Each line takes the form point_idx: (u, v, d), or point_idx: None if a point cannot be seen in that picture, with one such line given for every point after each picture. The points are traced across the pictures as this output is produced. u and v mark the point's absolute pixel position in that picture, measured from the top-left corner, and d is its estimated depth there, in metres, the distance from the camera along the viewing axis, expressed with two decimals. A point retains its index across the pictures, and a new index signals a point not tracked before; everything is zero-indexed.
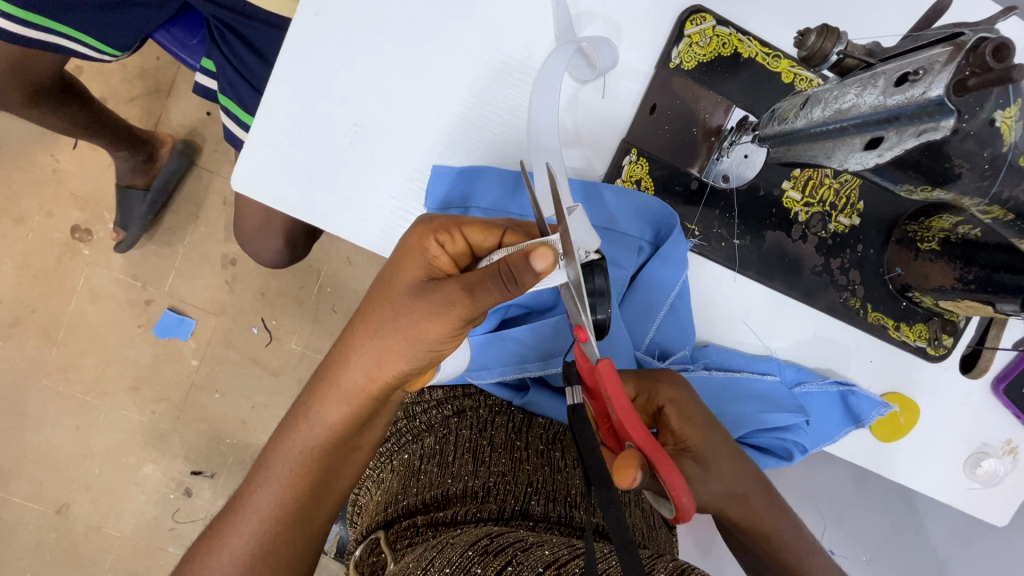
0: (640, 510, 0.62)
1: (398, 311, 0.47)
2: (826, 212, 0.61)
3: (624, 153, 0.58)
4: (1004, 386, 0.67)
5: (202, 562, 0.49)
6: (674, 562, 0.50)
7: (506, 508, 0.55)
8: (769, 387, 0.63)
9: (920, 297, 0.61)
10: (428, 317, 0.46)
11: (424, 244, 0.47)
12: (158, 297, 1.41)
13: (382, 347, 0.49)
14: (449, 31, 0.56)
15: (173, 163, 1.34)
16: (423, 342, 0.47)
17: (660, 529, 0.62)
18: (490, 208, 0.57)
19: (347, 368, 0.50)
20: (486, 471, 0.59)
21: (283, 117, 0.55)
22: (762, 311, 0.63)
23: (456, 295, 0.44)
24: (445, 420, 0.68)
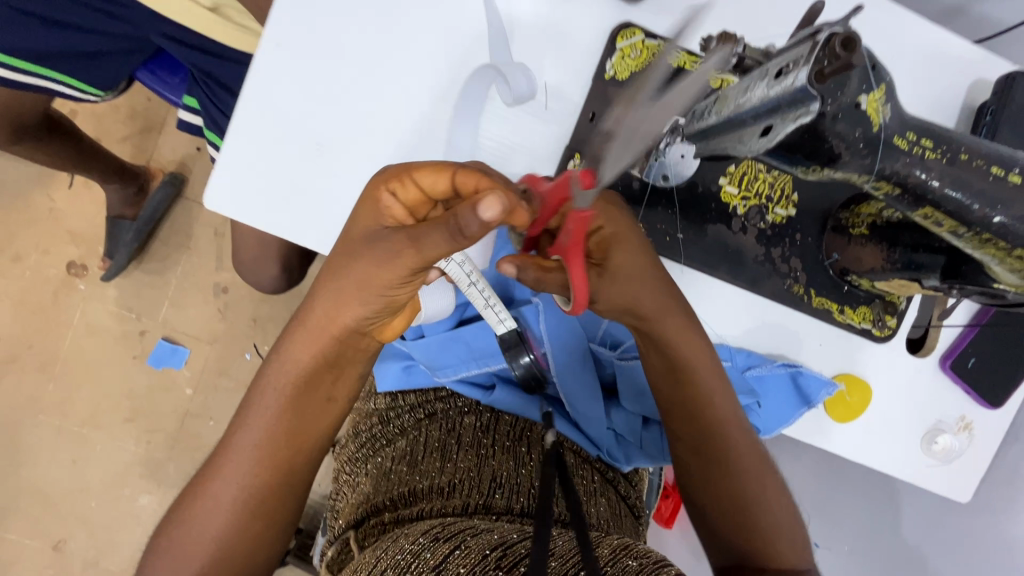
0: (606, 500, 0.64)
1: (356, 259, 0.48)
2: (763, 205, 0.65)
3: (568, 158, 0.62)
4: (950, 362, 0.69)
5: (186, 511, 0.55)
6: (622, 540, 0.55)
7: (470, 502, 0.57)
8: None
9: (858, 279, 0.65)
10: (383, 264, 0.46)
11: (379, 194, 0.48)
12: (152, 328, 1.45)
13: (339, 294, 0.50)
14: (401, 55, 0.61)
15: (160, 194, 1.40)
16: (375, 288, 0.48)
17: (626, 521, 0.64)
18: None
19: (311, 311, 0.52)
20: (451, 467, 0.62)
21: (250, 140, 0.60)
22: (709, 300, 0.66)
23: (409, 245, 0.45)
24: (417, 423, 0.71)
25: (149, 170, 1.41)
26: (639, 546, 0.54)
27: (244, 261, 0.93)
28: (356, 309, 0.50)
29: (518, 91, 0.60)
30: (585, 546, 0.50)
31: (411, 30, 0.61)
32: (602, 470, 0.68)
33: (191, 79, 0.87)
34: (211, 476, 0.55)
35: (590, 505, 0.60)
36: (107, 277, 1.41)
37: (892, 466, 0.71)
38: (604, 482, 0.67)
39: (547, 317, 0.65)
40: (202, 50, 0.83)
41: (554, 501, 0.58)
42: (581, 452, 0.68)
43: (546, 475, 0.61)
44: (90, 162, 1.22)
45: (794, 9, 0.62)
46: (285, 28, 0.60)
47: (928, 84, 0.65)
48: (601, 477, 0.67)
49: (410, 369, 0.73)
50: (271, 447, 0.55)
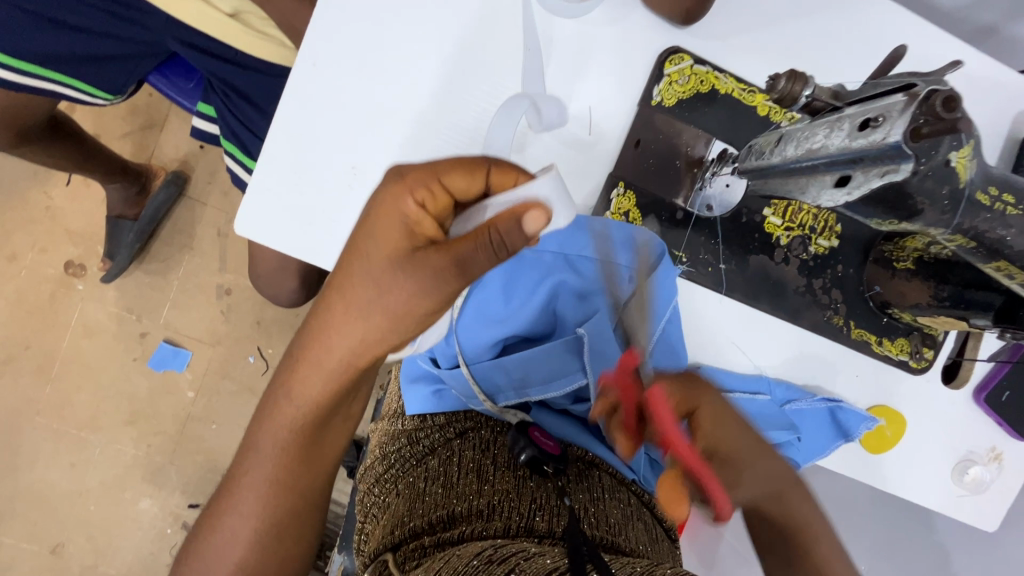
0: (643, 524, 0.62)
1: (379, 287, 0.46)
2: (805, 235, 0.64)
3: (612, 186, 0.61)
4: (985, 395, 0.69)
5: (207, 541, 0.53)
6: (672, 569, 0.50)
7: (512, 523, 0.56)
8: (761, 406, 0.65)
9: (899, 313, 0.64)
10: (421, 291, 0.45)
11: (404, 204, 0.45)
12: (154, 330, 1.41)
13: (366, 327, 0.47)
14: (442, 76, 0.59)
15: (162, 193, 1.35)
16: (413, 318, 0.46)
17: (664, 544, 0.63)
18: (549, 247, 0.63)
19: (329, 346, 0.49)
20: (490, 489, 0.60)
21: (284, 162, 0.58)
22: (750, 331, 0.65)
23: (449, 268, 0.43)
24: (447, 441, 0.69)
25: (152, 169, 1.37)
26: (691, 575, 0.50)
27: (261, 273, 0.91)
28: (375, 331, 0.47)
29: (547, 120, 0.60)
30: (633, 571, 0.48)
31: (452, 50, 0.59)
32: (636, 491, 0.67)
33: (208, 85, 0.83)
34: (229, 507, 0.53)
35: (630, 528, 0.59)
36: (107, 278, 1.37)
37: (922, 495, 0.71)
38: (639, 505, 0.65)
39: (591, 347, 0.62)
40: (220, 56, 0.80)
41: (596, 524, 0.56)
42: (616, 473, 0.67)
43: (585, 498, 0.59)
44: (92, 162, 1.18)
45: (844, 35, 0.61)
46: (323, 45, 0.57)
47: (976, 115, 0.64)
48: (637, 499, 0.66)
49: (440, 392, 0.73)
50: (288, 471, 0.54)
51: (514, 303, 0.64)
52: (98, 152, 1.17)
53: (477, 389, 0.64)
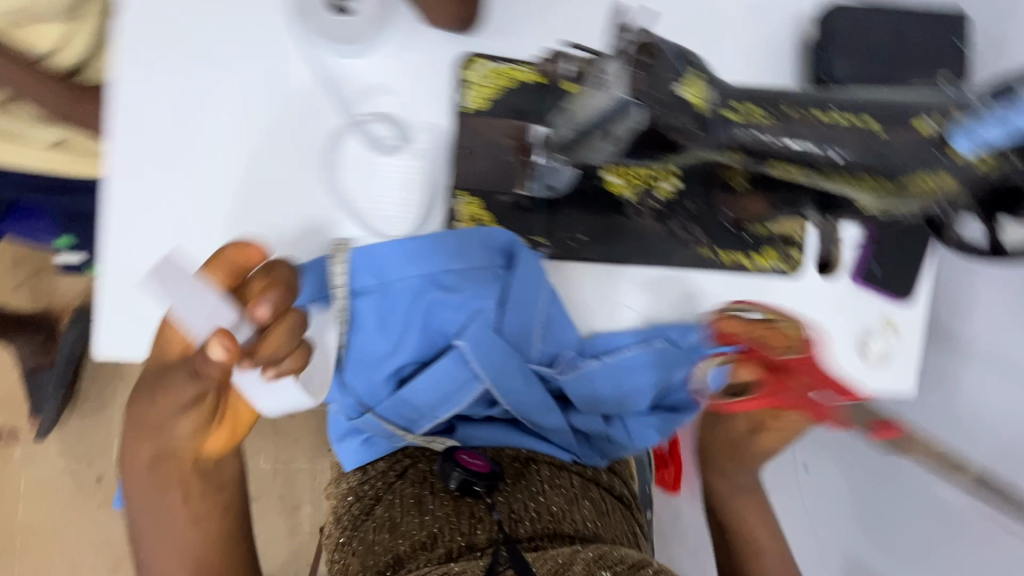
0: (587, 509, 0.68)
1: (158, 396, 0.49)
2: (649, 185, 0.67)
3: (453, 197, 0.63)
4: (861, 276, 0.75)
5: None
6: (597, 550, 0.58)
7: (454, 544, 0.59)
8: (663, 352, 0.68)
9: (755, 228, 0.68)
10: (190, 398, 0.49)
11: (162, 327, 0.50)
12: (107, 470, 1.37)
13: (177, 415, 0.50)
14: (254, 148, 0.59)
15: (72, 335, 1.29)
16: (203, 408, 0.50)
17: (614, 513, 0.72)
18: (404, 277, 0.61)
19: (161, 432, 0.50)
20: (430, 518, 0.63)
21: (128, 276, 0.58)
22: (630, 287, 0.68)
23: (180, 378, 0.48)
24: (389, 485, 0.70)
25: (52, 314, 1.32)
26: (614, 553, 0.58)
27: None
28: (179, 421, 0.50)
29: (377, 144, 0.61)
30: None
31: (255, 119, 0.59)
32: (579, 470, 0.73)
33: (63, 219, 0.83)
34: None
35: (573, 513, 0.66)
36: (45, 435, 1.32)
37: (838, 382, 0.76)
38: (584, 484, 0.72)
39: (477, 356, 0.64)
40: (64, 189, 0.80)
41: (534, 520, 0.63)
42: (554, 460, 0.72)
43: (523, 498, 0.65)
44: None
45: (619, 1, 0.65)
46: (131, 155, 0.57)
47: (762, 33, 0.69)
48: (580, 481, 0.72)
49: (369, 440, 0.72)
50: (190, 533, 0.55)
51: (394, 336, 0.63)
52: None
53: (391, 425, 0.66)
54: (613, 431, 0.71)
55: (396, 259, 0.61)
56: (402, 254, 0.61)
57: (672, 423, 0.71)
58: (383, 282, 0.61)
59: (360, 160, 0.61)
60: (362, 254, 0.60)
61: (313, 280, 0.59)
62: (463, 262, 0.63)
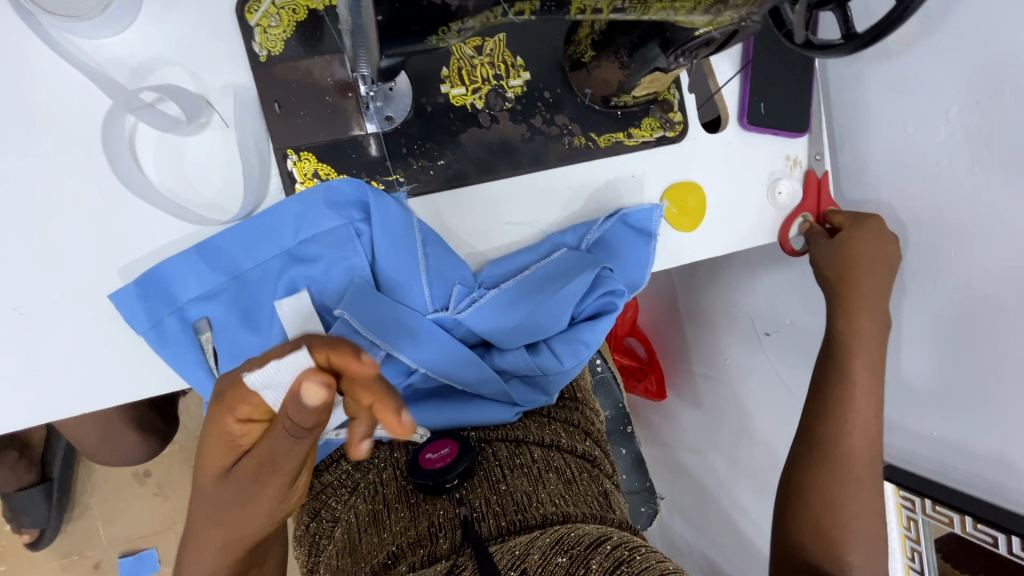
0: (557, 475, 0.62)
1: (234, 491, 0.42)
2: (496, 86, 0.61)
3: (283, 158, 0.56)
4: (747, 119, 0.69)
5: None
6: (552, 534, 0.53)
7: (414, 560, 0.52)
8: (563, 260, 0.63)
9: (621, 99, 0.63)
10: (257, 488, 0.42)
11: (226, 426, 0.38)
12: (103, 555, 1.33)
13: (246, 514, 0.44)
14: (35, 170, 0.51)
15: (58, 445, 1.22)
16: (278, 489, 0.43)
17: (584, 476, 0.64)
18: (252, 263, 0.55)
19: (202, 547, 0.46)
20: (388, 535, 0.57)
21: None
22: (511, 202, 0.63)
23: (259, 469, 0.40)
24: (345, 505, 0.65)
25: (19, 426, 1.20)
26: (572, 533, 0.53)
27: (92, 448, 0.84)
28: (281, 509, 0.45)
29: (172, 124, 0.53)
30: None
31: (21, 137, 0.51)
32: (542, 439, 0.66)
33: None
34: None
35: (541, 491, 0.59)
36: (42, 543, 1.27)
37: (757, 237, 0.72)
38: (549, 452, 0.64)
39: (362, 322, 0.57)
40: None
41: (498, 516, 0.55)
42: (510, 434, 0.65)
43: (485, 488, 0.58)
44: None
45: None
46: None
47: None
48: (541, 450, 0.64)
49: None
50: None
51: (264, 327, 0.55)
52: None
53: None
54: (541, 360, 0.64)
55: (239, 245, 0.54)
56: (243, 238, 0.54)
57: (597, 332, 0.64)
58: (235, 275, 0.55)
59: (164, 147, 0.54)
60: (200, 250, 0.53)
61: (153, 292, 0.52)
62: (314, 226, 0.56)
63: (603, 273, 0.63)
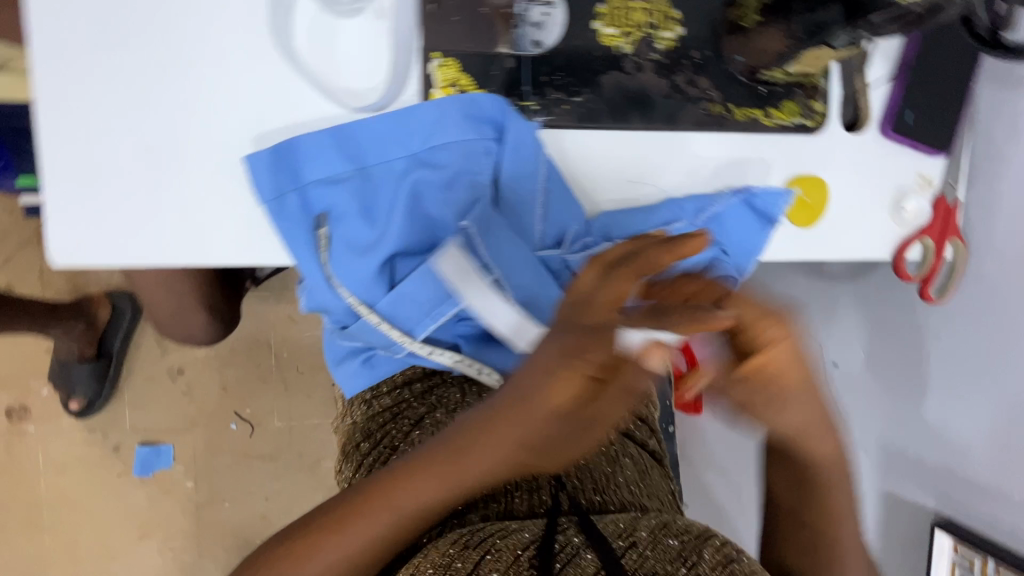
0: (632, 459, 0.69)
1: (550, 427, 0.42)
2: (647, 35, 0.60)
3: (427, 61, 0.56)
4: (891, 125, 0.66)
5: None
6: (657, 520, 0.58)
7: (491, 511, 0.58)
8: (679, 233, 0.62)
9: (769, 74, 0.61)
10: (569, 436, 0.42)
11: (578, 371, 0.40)
12: (124, 439, 1.35)
13: (530, 449, 0.43)
14: (202, 21, 0.52)
15: (117, 324, 1.28)
16: (580, 444, 0.43)
17: (654, 472, 0.71)
18: (380, 158, 0.55)
19: (470, 456, 0.45)
20: None
21: (73, 172, 0.52)
22: (635, 157, 0.62)
23: (593, 409, 0.41)
24: (405, 433, 0.68)
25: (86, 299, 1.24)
26: (676, 522, 0.57)
27: (162, 320, 0.87)
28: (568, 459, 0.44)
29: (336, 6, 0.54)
30: (617, 532, 0.54)
31: None
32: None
33: None
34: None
35: (619, 475, 0.65)
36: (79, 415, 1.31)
37: (869, 249, 0.69)
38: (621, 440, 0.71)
39: (482, 236, 0.55)
40: None
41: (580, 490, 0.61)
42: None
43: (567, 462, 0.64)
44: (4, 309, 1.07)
45: None
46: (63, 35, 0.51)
47: None
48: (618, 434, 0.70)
49: (370, 360, 0.70)
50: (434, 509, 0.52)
51: (379, 221, 0.55)
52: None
53: (390, 327, 0.58)
54: None
55: (373, 139, 0.55)
56: (380, 133, 0.55)
57: None
58: (361, 166, 0.55)
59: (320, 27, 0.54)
60: (337, 134, 0.54)
61: (286, 166, 0.53)
62: (447, 135, 0.55)
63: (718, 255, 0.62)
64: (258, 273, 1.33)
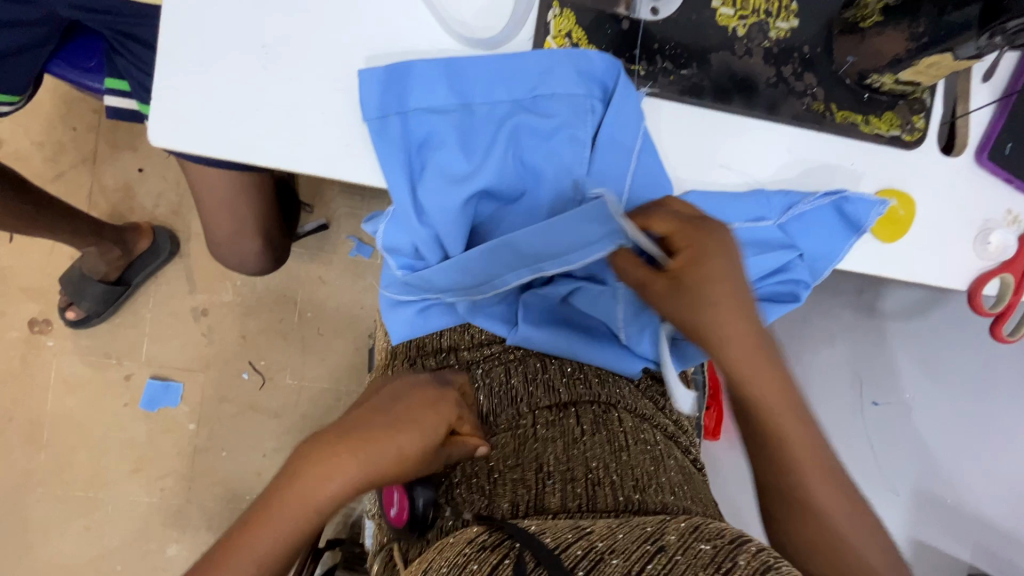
0: (675, 462, 0.64)
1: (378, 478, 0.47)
2: (762, 21, 0.60)
3: (546, 8, 0.57)
4: (987, 154, 0.65)
5: None
6: (688, 522, 0.49)
7: (521, 499, 0.55)
8: (766, 232, 0.61)
9: (879, 79, 0.60)
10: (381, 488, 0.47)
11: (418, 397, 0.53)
12: (137, 370, 1.34)
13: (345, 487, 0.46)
14: None
15: (150, 254, 1.28)
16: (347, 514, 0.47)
17: (698, 479, 0.65)
18: (485, 97, 0.56)
19: (316, 490, 0.44)
20: (491, 463, 0.60)
21: (186, 59, 0.52)
22: (731, 141, 0.61)
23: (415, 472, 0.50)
24: None
25: (133, 226, 1.25)
26: (709, 526, 0.48)
27: (218, 241, 0.88)
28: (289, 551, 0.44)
29: None
30: (643, 533, 0.46)
31: None
32: (661, 426, 0.69)
33: (116, 61, 0.79)
34: None
35: (661, 475, 0.59)
36: (73, 325, 1.30)
37: (945, 277, 0.67)
38: (667, 442, 0.67)
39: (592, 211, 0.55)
40: (110, 12, 0.75)
41: (616, 484, 0.56)
42: (633, 410, 0.68)
43: (603, 453, 0.60)
44: (57, 213, 1.07)
45: None
46: None
47: None
48: (663, 436, 0.68)
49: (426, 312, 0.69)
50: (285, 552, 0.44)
51: (477, 157, 0.56)
52: (60, 210, 1.08)
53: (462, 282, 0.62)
54: None
55: (482, 77, 0.55)
56: (490, 72, 0.55)
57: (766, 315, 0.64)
58: (465, 102, 0.55)
59: None
60: (450, 65, 0.54)
61: (394, 88, 0.54)
62: (554, 86, 0.56)
63: (796, 260, 0.63)
64: (298, 229, 1.34)
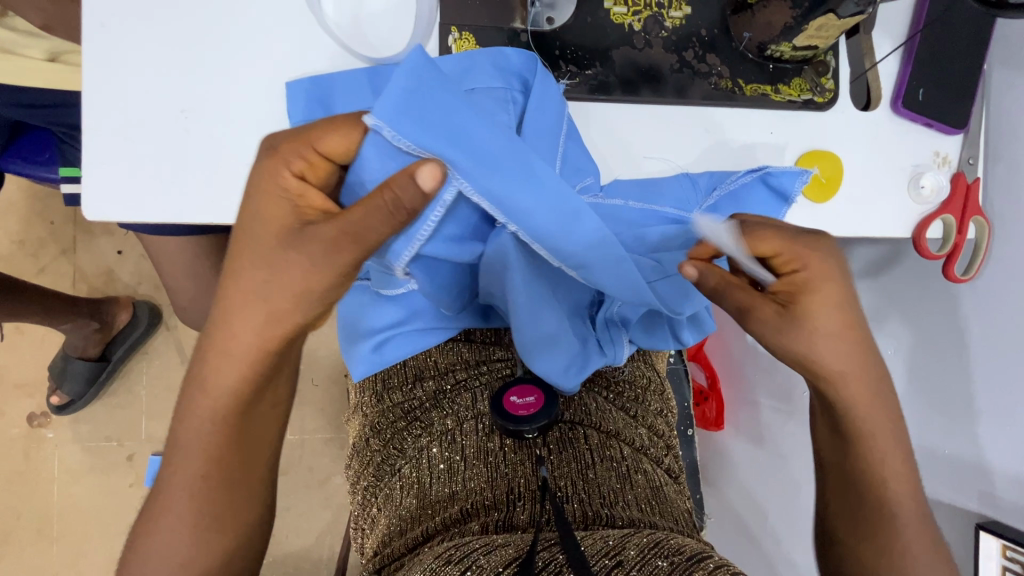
0: (644, 476, 0.63)
1: (274, 267, 0.45)
2: (656, 14, 0.63)
3: (446, 34, 0.60)
4: (902, 102, 0.66)
5: (147, 539, 0.48)
6: (649, 536, 0.49)
7: (491, 519, 0.55)
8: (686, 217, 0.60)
9: (778, 49, 0.62)
10: (312, 266, 0.45)
11: (282, 178, 0.46)
12: (139, 448, 1.34)
13: (247, 299, 0.46)
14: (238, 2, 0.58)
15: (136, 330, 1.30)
16: (311, 295, 0.46)
17: (669, 490, 0.65)
18: None
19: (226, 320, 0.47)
20: (462, 487, 0.60)
21: (110, 133, 0.55)
22: (647, 129, 0.63)
23: (341, 238, 0.44)
24: (415, 441, 0.67)
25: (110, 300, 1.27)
26: (671, 541, 0.48)
27: (188, 305, 0.90)
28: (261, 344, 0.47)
29: None
30: (604, 546, 0.47)
31: None
32: (629, 439, 0.67)
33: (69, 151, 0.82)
34: (159, 505, 0.49)
35: (627, 492, 0.60)
36: (58, 411, 1.31)
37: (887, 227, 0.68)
38: (637, 455, 0.66)
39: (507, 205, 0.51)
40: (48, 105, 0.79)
41: (584, 501, 0.57)
42: (601, 426, 0.66)
43: (572, 470, 0.60)
44: (28, 300, 1.09)
45: None
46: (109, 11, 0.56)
47: None
48: (631, 449, 0.66)
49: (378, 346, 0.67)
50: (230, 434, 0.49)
51: None
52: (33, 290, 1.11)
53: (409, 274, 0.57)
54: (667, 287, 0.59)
55: None
56: None
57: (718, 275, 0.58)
58: None
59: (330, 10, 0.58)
60: (373, 73, 0.56)
61: (318, 99, 0.56)
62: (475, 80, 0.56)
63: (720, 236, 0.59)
64: None
